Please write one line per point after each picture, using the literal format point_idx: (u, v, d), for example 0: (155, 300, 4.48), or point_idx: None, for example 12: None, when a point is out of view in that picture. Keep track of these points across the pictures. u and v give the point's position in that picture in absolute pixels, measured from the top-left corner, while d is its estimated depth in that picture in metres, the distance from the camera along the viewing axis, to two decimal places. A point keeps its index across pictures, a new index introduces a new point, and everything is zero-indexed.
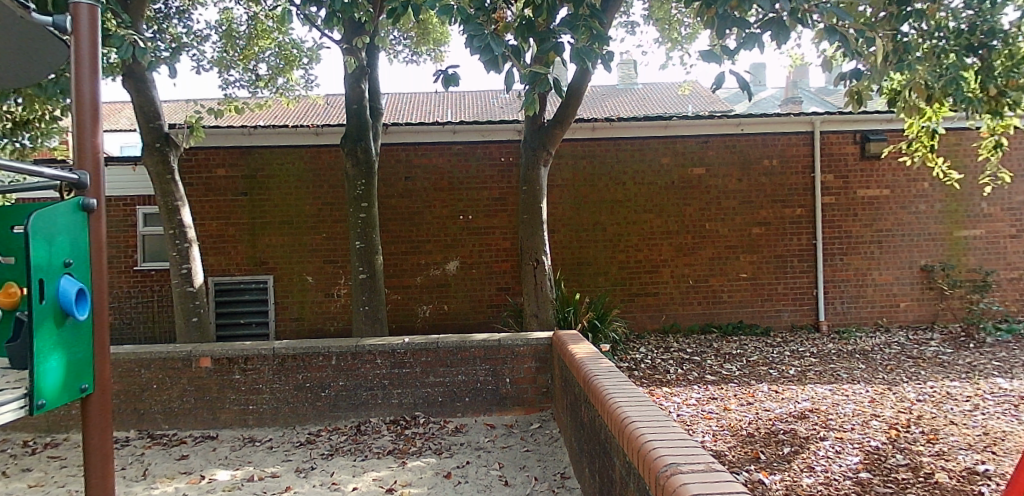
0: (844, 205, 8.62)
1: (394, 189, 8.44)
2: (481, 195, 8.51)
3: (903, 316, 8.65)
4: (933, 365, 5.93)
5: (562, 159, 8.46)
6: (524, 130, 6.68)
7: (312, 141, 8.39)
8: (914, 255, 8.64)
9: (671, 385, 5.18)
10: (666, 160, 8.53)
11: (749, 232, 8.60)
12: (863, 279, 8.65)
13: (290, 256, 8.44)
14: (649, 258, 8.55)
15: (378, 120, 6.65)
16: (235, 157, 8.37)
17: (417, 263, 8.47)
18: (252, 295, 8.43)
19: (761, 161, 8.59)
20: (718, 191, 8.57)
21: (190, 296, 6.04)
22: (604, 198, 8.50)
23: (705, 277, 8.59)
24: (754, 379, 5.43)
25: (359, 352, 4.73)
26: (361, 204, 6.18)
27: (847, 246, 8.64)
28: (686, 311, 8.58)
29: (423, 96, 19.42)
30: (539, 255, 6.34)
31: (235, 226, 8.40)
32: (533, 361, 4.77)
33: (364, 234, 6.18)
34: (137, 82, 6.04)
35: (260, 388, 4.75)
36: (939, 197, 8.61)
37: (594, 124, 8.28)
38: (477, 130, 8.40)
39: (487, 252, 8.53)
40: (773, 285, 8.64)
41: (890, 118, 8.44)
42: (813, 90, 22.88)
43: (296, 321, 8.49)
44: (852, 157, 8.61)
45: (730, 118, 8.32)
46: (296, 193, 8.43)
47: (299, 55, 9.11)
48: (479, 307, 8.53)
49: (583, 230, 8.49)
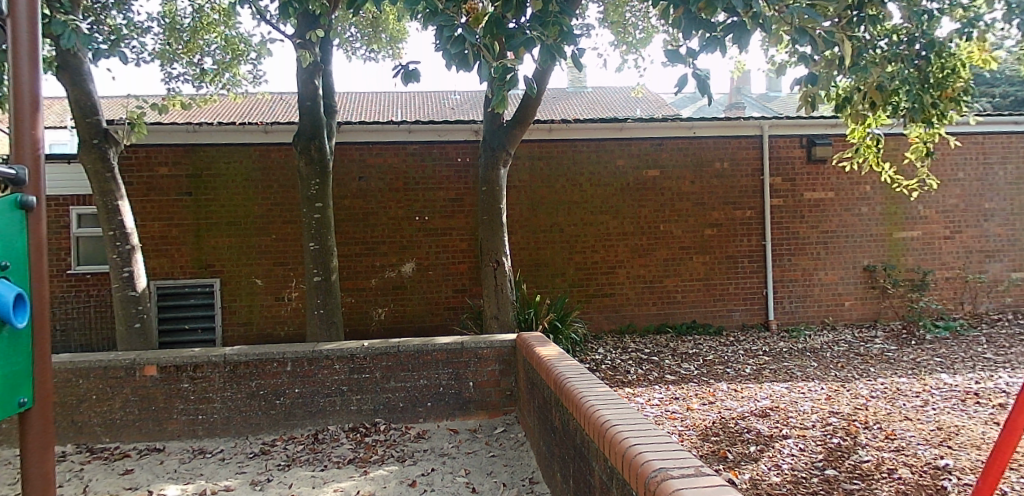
0: (792, 207, 8.90)
1: (348, 189, 8.22)
2: (437, 196, 8.39)
3: (847, 315, 8.99)
4: (880, 362, 6.17)
5: (520, 160, 8.42)
6: (483, 130, 6.60)
7: (261, 139, 8.09)
8: (857, 256, 9.00)
9: (634, 386, 5.20)
10: (622, 162, 8.61)
11: (702, 233, 8.77)
12: (810, 279, 8.95)
13: (238, 258, 8.11)
14: (606, 259, 8.60)
15: (333, 118, 6.45)
16: (179, 154, 7.99)
17: (373, 265, 8.27)
18: (197, 299, 8.06)
19: (713, 164, 8.77)
20: (672, 193, 8.70)
21: (132, 301, 5.69)
22: (562, 200, 8.50)
23: (660, 278, 8.71)
24: (712, 378, 5.51)
25: (316, 358, 4.56)
26: (315, 205, 5.98)
27: (794, 247, 8.91)
28: (642, 312, 8.67)
29: (373, 96, 19.12)
30: (499, 256, 6.28)
31: (179, 227, 8.01)
32: (497, 364, 4.70)
33: (318, 236, 5.98)
34: (74, 73, 5.63)
35: (210, 397, 4.51)
36: (879, 200, 9.00)
37: (551, 126, 8.27)
38: (434, 130, 8.27)
39: (444, 253, 8.41)
40: (725, 285, 8.83)
41: (834, 123, 8.76)
42: (756, 96, 23.68)
43: (245, 325, 8.16)
44: (799, 161, 8.90)
45: (684, 122, 8.46)
46: (244, 193, 8.10)
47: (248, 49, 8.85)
48: (437, 310, 8.40)
49: (540, 231, 8.47)
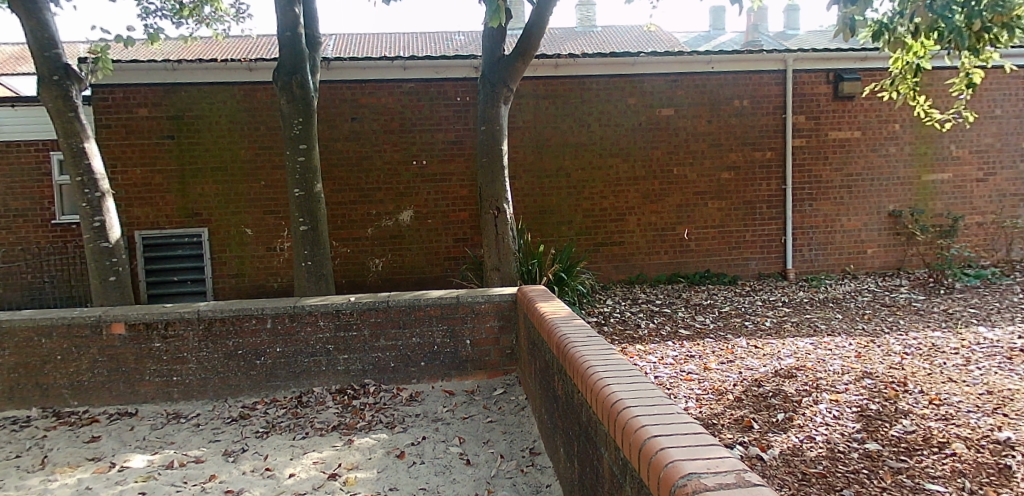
0: (815, 148, 8.30)
1: (339, 131, 7.69)
2: (436, 139, 7.85)
3: (870, 263, 8.51)
4: (910, 314, 5.75)
5: (523, 100, 7.83)
6: (482, 63, 6.02)
7: (245, 78, 7.53)
8: (883, 201, 8.45)
9: (645, 342, 4.81)
10: (633, 100, 8.00)
11: (718, 177, 8.22)
12: (832, 225, 8.44)
13: (226, 206, 7.67)
14: (616, 206, 8.10)
15: (316, 51, 5.88)
16: (158, 95, 7.45)
17: (368, 213, 7.82)
18: (185, 250, 7.66)
19: (731, 101, 8.15)
20: (686, 133, 8.12)
21: (106, 253, 5.27)
22: (569, 142, 7.95)
23: (672, 225, 8.22)
24: (730, 332, 5.10)
25: (298, 314, 4.16)
26: (299, 147, 5.49)
27: (816, 191, 8.37)
28: (653, 261, 8.22)
29: (372, 37, 18.26)
30: (501, 203, 5.80)
31: (162, 173, 7.54)
32: (496, 320, 4.29)
33: (304, 181, 5.50)
34: (25, 1, 5.00)
35: (185, 357, 4.15)
36: (909, 140, 8.39)
37: (557, 61, 7.66)
38: (431, 67, 7.67)
39: (443, 200, 7.94)
40: (741, 232, 8.34)
41: (864, 56, 8.06)
42: (773, 34, 22.53)
43: (236, 277, 7.78)
44: (825, 98, 8.25)
45: (701, 56, 7.80)
46: (229, 136, 7.60)
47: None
48: (436, 260, 7.99)
49: (545, 176, 7.95)
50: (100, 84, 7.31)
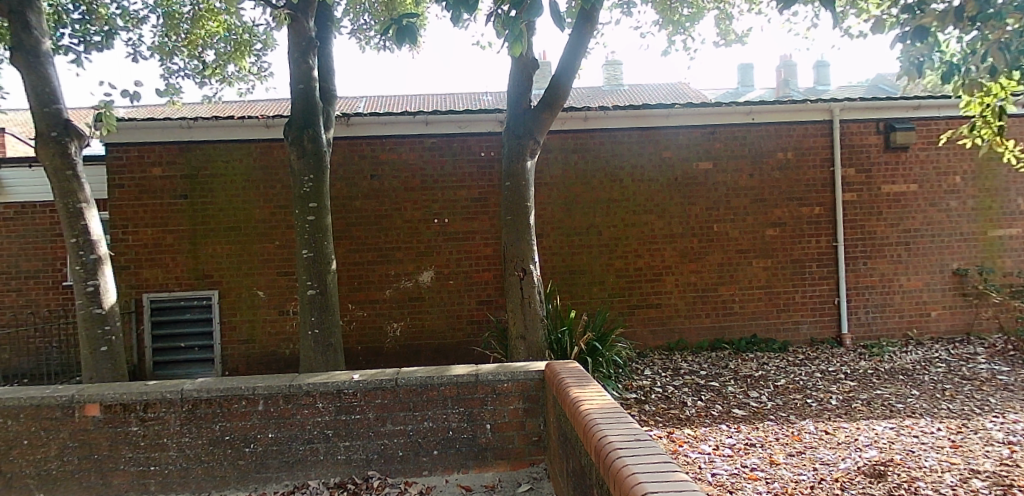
0: (868, 202, 7.68)
1: (358, 189, 7.35)
2: (459, 196, 7.45)
3: (935, 327, 7.70)
4: (999, 389, 4.98)
5: (550, 154, 7.43)
6: (507, 115, 5.62)
7: (263, 135, 7.30)
8: (946, 258, 7.71)
9: (694, 426, 4.14)
10: (668, 154, 7.54)
11: (762, 234, 7.61)
12: (889, 286, 7.70)
13: (238, 268, 7.30)
14: (651, 265, 7.52)
15: (331, 104, 5.57)
16: (174, 153, 7.24)
17: (387, 274, 7.37)
18: (195, 314, 7.28)
19: (774, 154, 7.62)
20: (726, 188, 7.58)
21: (98, 320, 4.87)
22: (600, 198, 7.47)
23: (713, 286, 7.58)
24: (792, 413, 4.41)
25: (295, 394, 3.65)
26: (309, 205, 5.08)
27: (871, 248, 7.68)
28: (693, 325, 7.55)
29: (403, 99, 18.40)
30: (527, 263, 5.28)
31: (174, 233, 7.25)
32: (521, 402, 3.70)
33: (313, 242, 5.07)
34: (27, 55, 4.81)
35: (166, 444, 3.63)
36: (970, 192, 7.72)
37: (586, 113, 7.29)
38: (454, 121, 7.37)
39: (466, 260, 7.46)
40: (790, 294, 7.65)
41: (916, 105, 7.55)
42: (804, 90, 22.21)
43: (246, 343, 7.33)
44: (876, 149, 7.69)
45: (739, 106, 7.40)
46: (245, 195, 7.31)
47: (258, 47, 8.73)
48: (458, 325, 7.44)
49: (575, 234, 7.45)
50: (116, 142, 7.14)
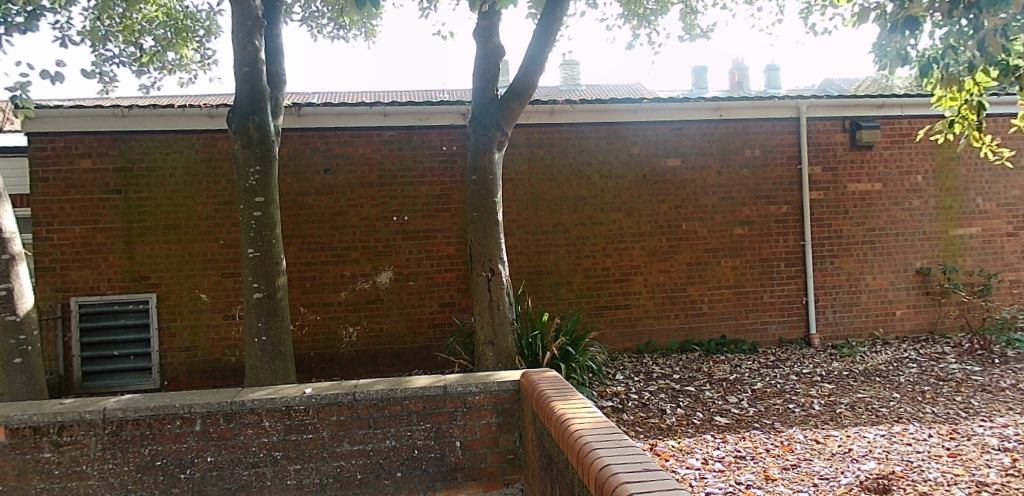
0: (834, 201, 7.63)
1: (310, 184, 6.86)
2: (419, 192, 7.04)
3: (899, 326, 7.71)
4: (976, 391, 4.91)
5: (516, 149, 7.10)
6: (472, 106, 5.27)
7: (205, 125, 6.74)
8: (909, 257, 7.73)
9: (677, 438, 3.88)
10: (637, 150, 7.31)
11: (731, 233, 7.46)
12: (856, 285, 7.67)
13: (178, 269, 6.72)
14: (620, 265, 7.28)
15: (280, 90, 5.10)
16: (105, 144, 6.61)
17: (342, 275, 6.90)
18: (129, 319, 6.65)
19: (742, 151, 7.48)
20: (695, 186, 7.40)
21: (12, 328, 4.26)
22: (567, 196, 7.18)
23: (682, 286, 7.39)
24: (778, 421, 4.21)
25: (237, 412, 3.21)
26: (255, 200, 4.62)
27: (838, 247, 7.63)
28: (662, 326, 7.34)
29: (356, 94, 17.75)
30: (495, 263, 4.93)
31: (105, 231, 6.60)
32: (494, 416, 3.35)
33: (259, 240, 4.61)
34: None
35: (85, 472, 3.13)
36: (933, 192, 7.76)
37: (552, 107, 6.99)
38: (414, 113, 6.96)
39: (427, 260, 7.06)
40: (758, 294, 7.52)
41: (880, 103, 7.55)
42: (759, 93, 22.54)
43: (187, 351, 6.74)
44: (842, 147, 7.65)
45: (708, 101, 7.23)
46: (186, 190, 6.73)
47: (198, 36, 8.21)
48: (420, 328, 7.04)
49: (541, 233, 7.14)
50: (38, 131, 6.45)
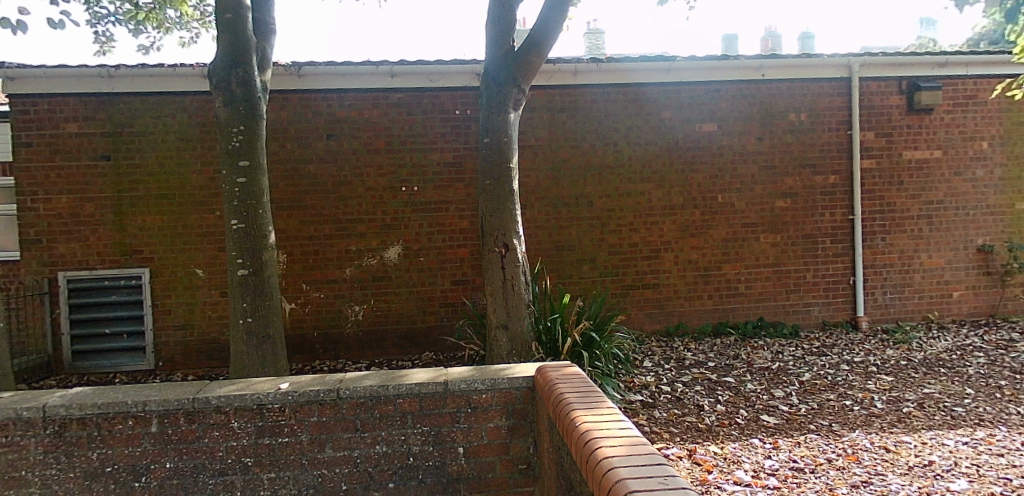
0: (888, 170, 6.89)
1: (312, 151, 6.33)
2: (429, 160, 6.47)
3: (956, 310, 7.00)
4: None
5: (535, 113, 6.48)
6: (486, 59, 4.65)
7: (199, 87, 6.23)
8: (970, 233, 6.98)
9: (720, 442, 3.32)
10: (668, 114, 6.63)
11: (771, 206, 6.78)
12: (909, 264, 6.96)
13: (173, 242, 6.27)
14: (648, 240, 6.66)
15: (269, 41, 4.53)
16: (93, 107, 6.14)
17: (346, 250, 6.40)
18: (122, 295, 6.25)
19: (786, 115, 6.76)
20: (733, 153, 6.72)
21: None
22: (591, 164, 6.56)
23: (716, 263, 6.76)
24: (837, 422, 3.63)
25: (201, 411, 2.72)
26: (238, 165, 4.09)
27: (890, 222, 6.91)
28: (694, 308, 6.74)
29: None
30: (509, 237, 4.36)
31: (95, 202, 6.17)
32: (502, 419, 2.82)
33: (243, 210, 4.09)
34: None
35: (26, 477, 2.68)
36: (999, 160, 6.97)
37: (576, 66, 6.33)
38: (423, 74, 6.37)
39: (438, 234, 6.52)
40: (800, 273, 6.86)
41: (943, 61, 6.76)
42: None
43: (183, 329, 6.33)
44: (898, 110, 6.88)
45: (749, 59, 6.50)
46: (179, 157, 6.25)
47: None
48: (430, 308, 6.53)
49: (562, 204, 6.54)
50: (22, 94, 6.00)
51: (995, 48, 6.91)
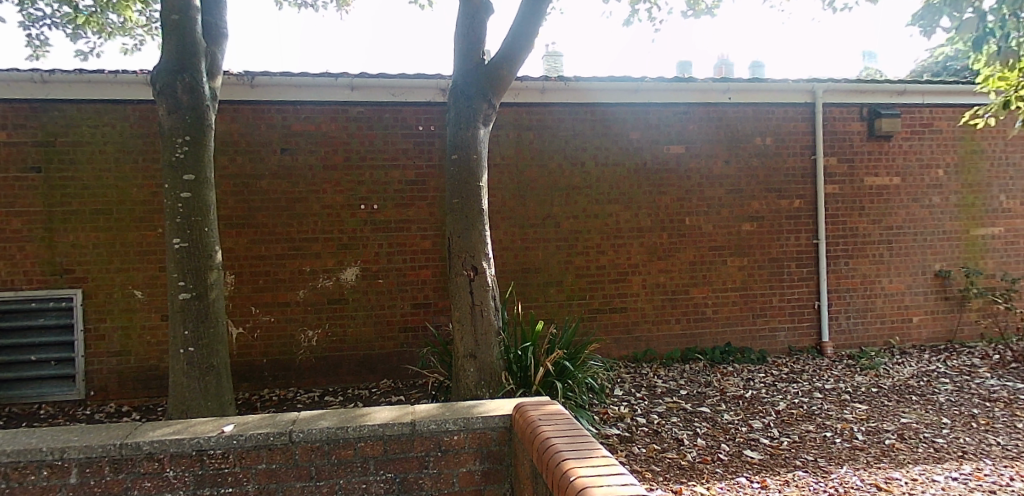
0: (850, 196, 6.95)
1: (265, 165, 5.97)
2: (391, 177, 6.18)
3: (917, 334, 7.08)
4: None
5: (502, 131, 6.28)
6: (455, 72, 4.42)
7: (142, 94, 5.80)
8: (929, 259, 7.09)
9: (705, 482, 3.12)
10: (636, 135, 6.54)
11: (738, 229, 6.74)
12: (871, 289, 7.01)
13: (109, 262, 5.77)
14: (616, 263, 6.51)
15: (220, 46, 4.20)
16: (22, 114, 5.63)
17: (301, 271, 6.03)
18: (49, 319, 5.69)
19: (752, 139, 6.75)
20: (700, 176, 6.66)
21: None
22: (558, 184, 6.39)
23: (683, 287, 6.65)
24: (823, 458, 3.50)
25: (129, 460, 2.35)
26: (183, 178, 3.73)
27: (853, 247, 6.96)
28: (662, 333, 6.60)
29: None
30: (477, 260, 4.11)
31: (21, 216, 5.64)
32: (476, 463, 2.54)
33: (186, 228, 3.72)
34: None
35: None
36: (954, 188, 7.13)
37: (544, 84, 6.16)
38: (384, 87, 6.09)
39: (399, 255, 6.21)
40: (766, 297, 6.82)
41: (902, 89, 6.88)
42: None
43: (118, 356, 5.80)
44: (859, 137, 6.97)
45: (717, 82, 6.47)
46: (118, 169, 5.78)
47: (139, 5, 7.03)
48: (389, 333, 6.19)
49: (529, 226, 6.34)
50: None
51: (949, 79, 7.10)
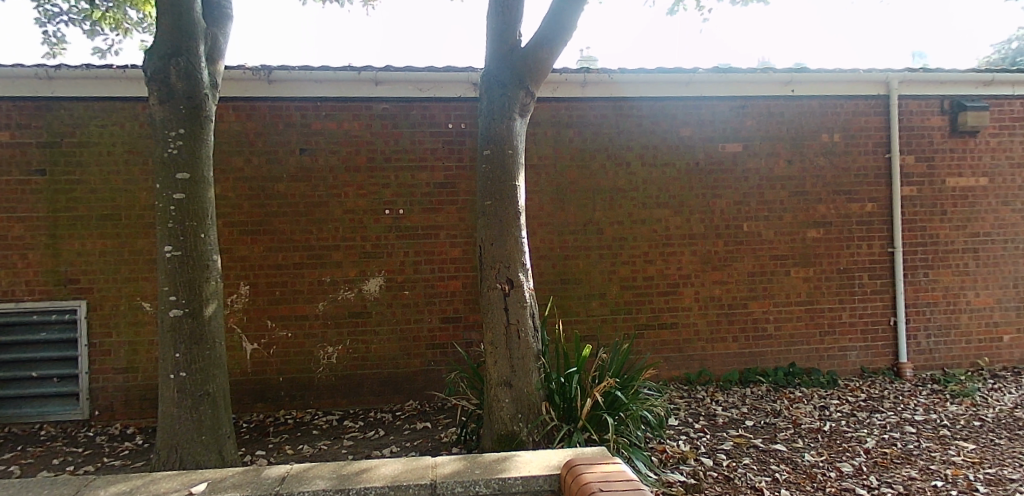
0: (930, 198, 6.17)
1: (282, 167, 5.51)
2: (418, 180, 5.67)
3: (1008, 355, 6.25)
4: None
5: (539, 128, 5.71)
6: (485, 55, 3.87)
7: None
8: (1021, 269, 6.27)
9: None
10: (687, 131, 5.90)
11: (803, 236, 6.03)
12: (955, 303, 6.20)
13: (116, 271, 5.38)
14: (666, 273, 5.87)
15: (223, 29, 3.73)
16: (27, 114, 5.28)
17: (320, 282, 5.54)
18: (53, 333, 5.32)
19: (818, 135, 6.05)
20: (760, 177, 5.98)
21: None
22: (601, 187, 5.78)
23: (742, 301, 5.97)
24: None
25: None
26: (176, 176, 3.26)
27: (935, 256, 6.17)
28: (717, 352, 5.93)
29: None
30: (514, 270, 3.54)
31: (26, 223, 5.29)
32: None
33: (179, 233, 3.25)
34: None
35: None
36: None
37: (586, 76, 5.60)
38: (411, 81, 5.59)
39: (426, 264, 5.68)
40: (835, 313, 6.08)
41: (989, 79, 6.13)
42: None
43: (125, 373, 5.40)
44: (940, 132, 6.19)
45: (779, 72, 5.83)
46: (127, 172, 5.40)
47: None
48: (415, 350, 5.65)
49: (569, 232, 5.74)
50: None
51: None
